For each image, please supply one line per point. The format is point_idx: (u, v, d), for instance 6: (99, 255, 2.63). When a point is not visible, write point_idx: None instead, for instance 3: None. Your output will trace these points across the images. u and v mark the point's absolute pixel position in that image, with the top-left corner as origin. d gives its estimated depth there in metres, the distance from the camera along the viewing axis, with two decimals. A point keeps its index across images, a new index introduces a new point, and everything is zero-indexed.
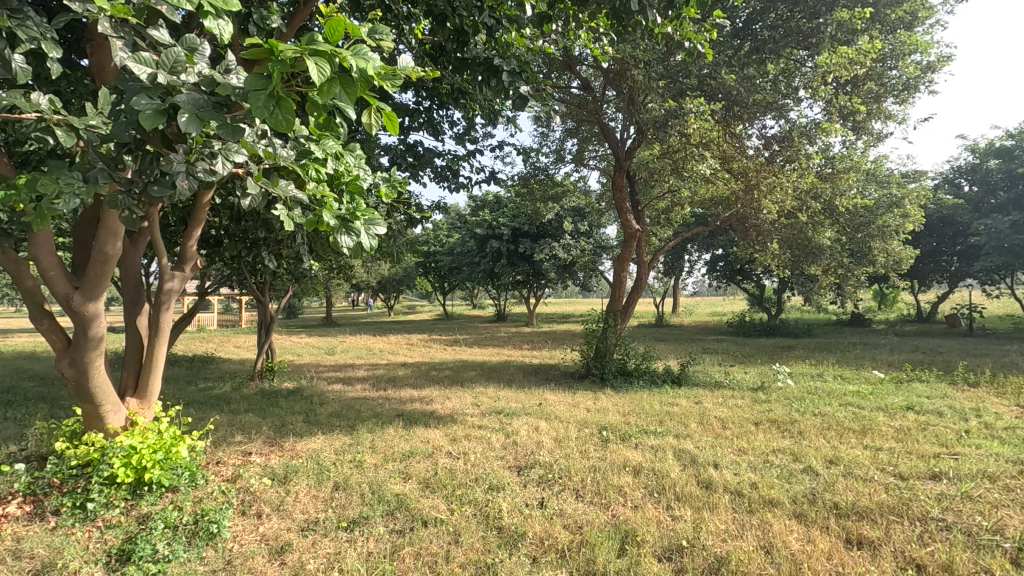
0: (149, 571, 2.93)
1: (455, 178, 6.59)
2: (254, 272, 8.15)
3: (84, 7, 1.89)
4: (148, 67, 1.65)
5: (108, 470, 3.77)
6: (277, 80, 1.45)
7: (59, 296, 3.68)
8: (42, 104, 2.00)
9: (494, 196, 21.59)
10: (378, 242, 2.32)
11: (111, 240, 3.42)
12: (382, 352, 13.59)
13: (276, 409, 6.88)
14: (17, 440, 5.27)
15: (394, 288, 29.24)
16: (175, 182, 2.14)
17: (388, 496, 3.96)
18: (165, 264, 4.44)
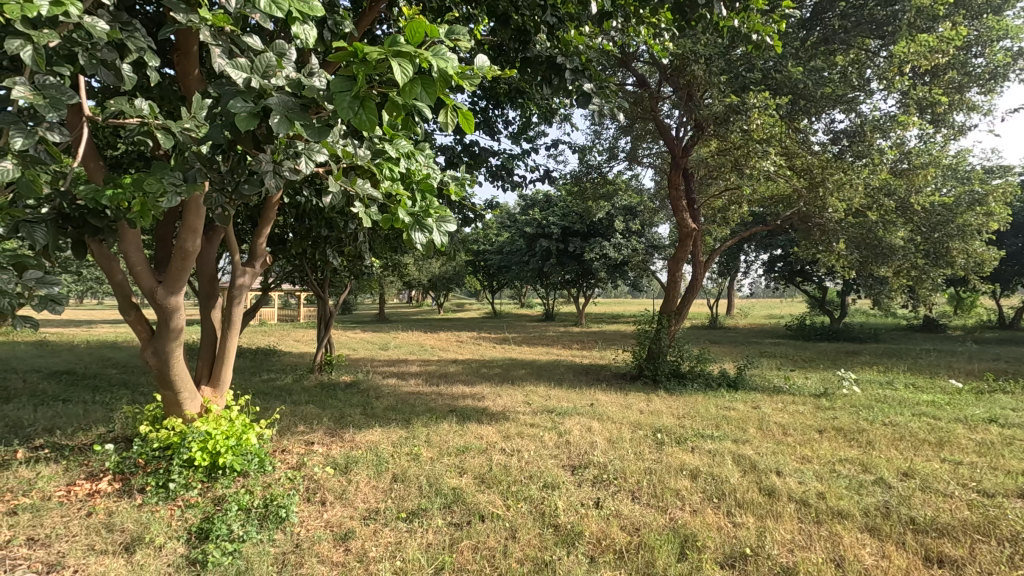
0: (227, 550, 3.11)
1: (510, 177, 6.62)
2: (315, 268, 8.47)
3: (188, 18, 2.05)
4: (244, 72, 1.75)
5: (187, 453, 4.03)
6: (362, 81, 1.52)
7: (144, 290, 3.95)
8: (143, 110, 2.17)
9: (544, 194, 21.56)
10: (450, 239, 2.36)
11: (190, 237, 3.65)
12: (434, 349, 13.85)
13: (335, 401, 7.12)
14: (104, 422, 5.69)
15: (444, 287, 29.71)
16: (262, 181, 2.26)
17: (445, 489, 4.04)
18: (237, 260, 4.70)
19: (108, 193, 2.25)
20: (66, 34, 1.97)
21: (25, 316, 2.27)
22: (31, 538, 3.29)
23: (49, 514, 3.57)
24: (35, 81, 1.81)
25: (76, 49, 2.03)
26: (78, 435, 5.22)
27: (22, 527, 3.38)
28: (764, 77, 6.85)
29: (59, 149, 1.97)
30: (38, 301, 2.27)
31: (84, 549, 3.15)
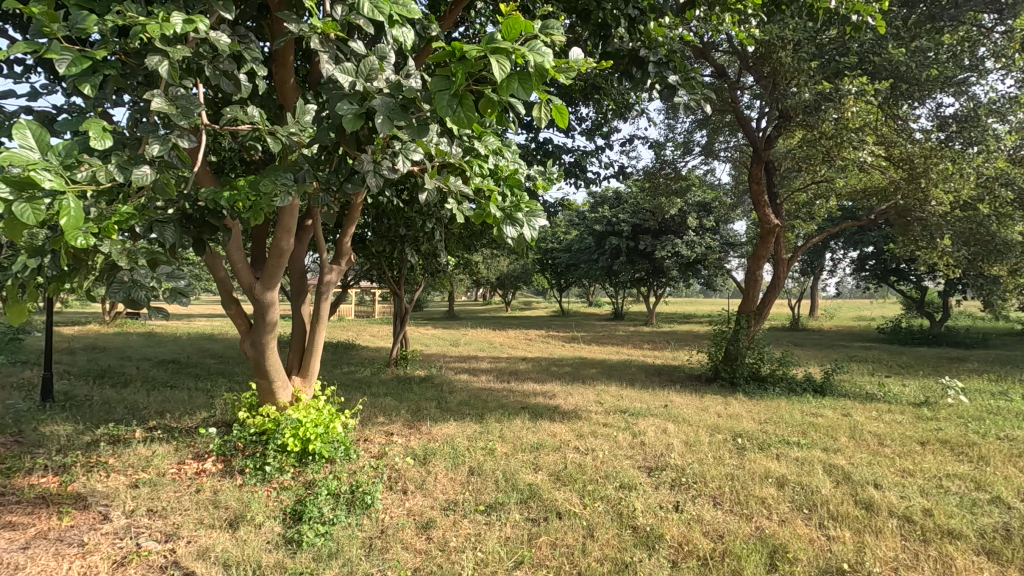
0: (320, 531, 3.30)
1: (583, 174, 6.56)
2: (392, 266, 8.78)
3: (300, 28, 2.22)
4: (351, 76, 1.85)
5: (281, 439, 4.29)
6: (461, 80, 1.56)
7: (244, 285, 4.26)
8: (254, 116, 2.39)
9: (614, 191, 21.20)
10: (540, 233, 2.40)
11: (285, 237, 3.90)
12: (502, 346, 13.97)
13: (411, 394, 7.36)
14: (206, 408, 6.18)
15: (512, 284, 29.94)
16: (364, 180, 2.42)
17: (521, 484, 4.07)
18: (324, 259, 4.98)
19: (227, 193, 2.45)
20: (194, 49, 2.17)
21: (158, 307, 2.49)
22: (150, 509, 3.65)
23: (164, 488, 3.94)
24: (170, 93, 2.04)
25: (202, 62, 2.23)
26: (185, 418, 5.71)
27: (143, 499, 3.76)
28: (859, 61, 6.39)
29: (187, 154, 2.17)
30: (168, 295, 2.45)
31: (196, 522, 3.44)
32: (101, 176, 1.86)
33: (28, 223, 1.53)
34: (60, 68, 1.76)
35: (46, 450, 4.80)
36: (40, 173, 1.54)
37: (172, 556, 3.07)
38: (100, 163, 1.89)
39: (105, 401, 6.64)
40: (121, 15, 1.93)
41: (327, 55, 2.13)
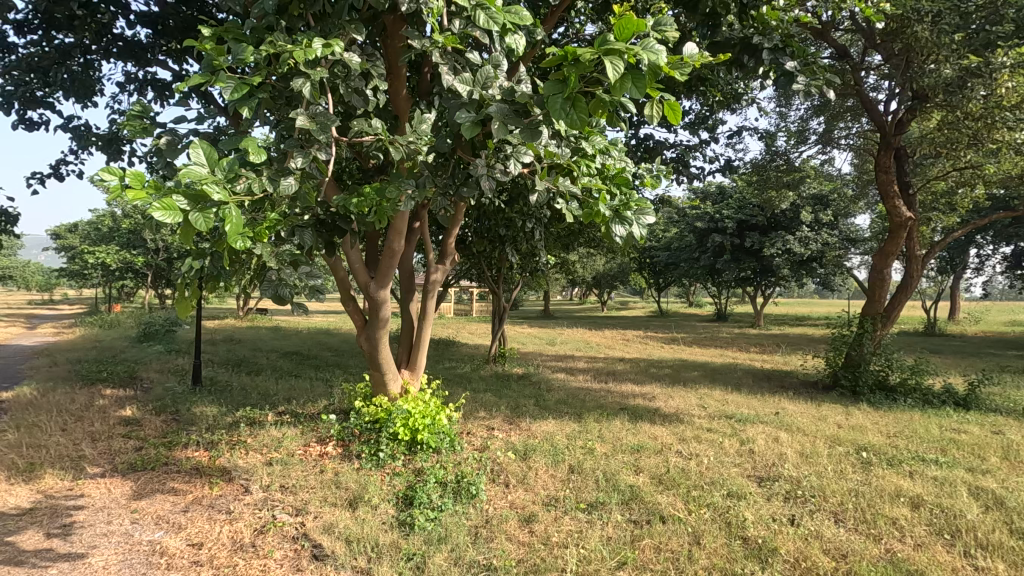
0: (430, 516, 3.49)
1: (687, 169, 6.34)
2: (492, 266, 9.03)
3: (421, 42, 2.42)
4: (468, 85, 1.97)
5: (392, 427, 4.59)
6: (574, 84, 1.61)
7: (361, 284, 4.61)
8: (378, 128, 2.61)
9: (717, 186, 20.19)
10: (649, 231, 2.43)
11: (396, 239, 4.19)
12: (599, 346, 13.82)
13: (510, 391, 7.52)
14: (325, 396, 6.74)
15: (608, 283, 29.50)
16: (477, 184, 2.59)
17: (623, 485, 4.03)
18: (431, 259, 5.25)
19: (356, 200, 2.67)
20: (330, 71, 2.43)
21: (300, 303, 2.78)
22: (283, 485, 4.06)
23: (294, 467, 4.36)
24: (310, 111, 2.30)
25: (336, 82, 2.49)
26: (308, 405, 6.27)
27: (277, 475, 4.19)
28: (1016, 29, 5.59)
29: (323, 165, 2.42)
30: (308, 291, 2.72)
31: (321, 499, 3.78)
32: (257, 186, 2.12)
33: (201, 230, 1.79)
34: (225, 94, 2.03)
35: (198, 427, 5.50)
36: (209, 187, 1.80)
37: (302, 528, 3.39)
38: (254, 176, 2.15)
39: (242, 387, 7.47)
40: (271, 45, 2.19)
41: (446, 67, 2.31)
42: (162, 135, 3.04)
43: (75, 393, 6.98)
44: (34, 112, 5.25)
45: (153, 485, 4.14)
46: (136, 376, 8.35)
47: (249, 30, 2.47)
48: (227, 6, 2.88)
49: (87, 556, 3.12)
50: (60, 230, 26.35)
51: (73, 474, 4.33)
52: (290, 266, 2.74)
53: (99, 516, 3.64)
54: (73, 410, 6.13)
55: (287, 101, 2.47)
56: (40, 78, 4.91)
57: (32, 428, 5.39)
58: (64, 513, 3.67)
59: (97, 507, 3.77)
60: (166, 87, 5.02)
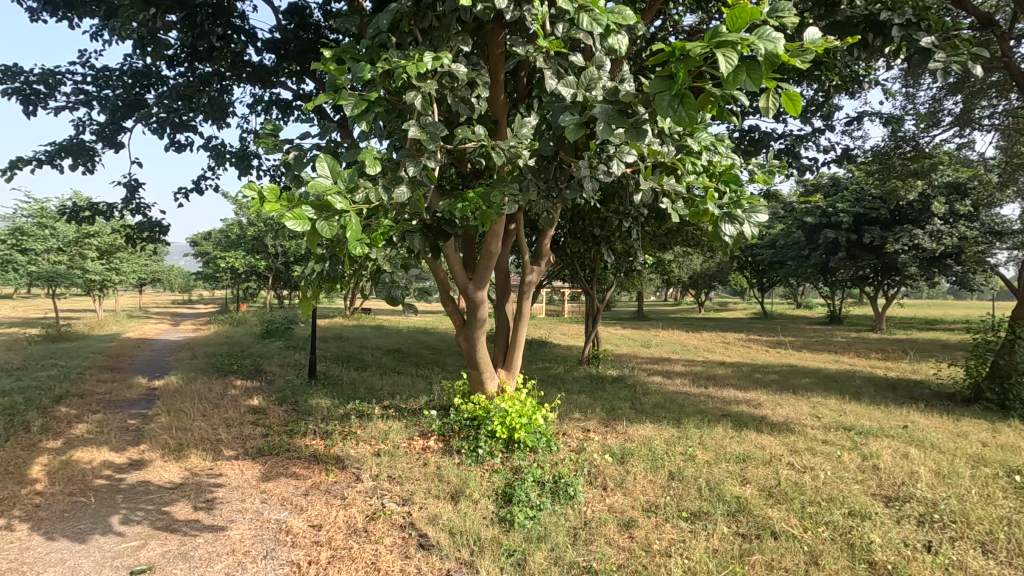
0: (529, 514, 3.53)
1: (798, 160, 5.91)
2: (585, 266, 8.97)
3: (525, 49, 2.52)
4: (572, 88, 2.00)
5: (490, 425, 4.72)
6: (682, 79, 1.56)
7: (459, 285, 4.76)
8: (481, 135, 2.71)
9: (831, 177, 18.61)
10: (762, 229, 2.34)
11: (494, 240, 4.29)
12: (698, 349, 13.23)
13: (604, 393, 7.42)
14: (426, 392, 7.05)
15: (706, 283, 28.18)
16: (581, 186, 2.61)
17: (728, 496, 3.83)
18: (527, 259, 5.31)
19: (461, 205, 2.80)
20: (438, 82, 2.56)
21: (411, 304, 2.94)
22: (390, 475, 4.30)
23: (400, 459, 4.60)
24: (421, 122, 2.43)
25: (444, 92, 2.61)
26: (411, 400, 6.59)
27: (385, 466, 4.45)
28: None
29: (433, 172, 2.55)
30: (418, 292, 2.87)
31: (425, 491, 3.95)
32: (373, 196, 2.27)
33: (327, 236, 1.94)
34: (347, 111, 2.19)
35: (314, 418, 5.98)
36: (334, 196, 1.96)
37: (409, 517, 3.58)
38: (371, 186, 2.30)
39: (351, 382, 8.00)
40: (386, 61, 2.35)
41: (548, 72, 2.41)
42: (291, 151, 3.35)
43: (212, 383, 7.84)
44: (181, 135, 5.97)
45: (278, 468, 4.56)
46: (261, 369, 9.23)
47: (365, 49, 2.66)
48: (344, 29, 3.13)
49: (227, 529, 3.51)
50: (197, 238, 29.75)
51: (213, 455, 4.87)
52: (403, 269, 2.90)
53: (235, 494, 4.07)
54: (211, 398, 6.91)
55: (399, 114, 2.62)
56: (186, 105, 5.59)
57: (180, 413, 6.14)
58: (207, 489, 4.15)
59: (233, 486, 4.22)
60: (288, 106, 5.51)
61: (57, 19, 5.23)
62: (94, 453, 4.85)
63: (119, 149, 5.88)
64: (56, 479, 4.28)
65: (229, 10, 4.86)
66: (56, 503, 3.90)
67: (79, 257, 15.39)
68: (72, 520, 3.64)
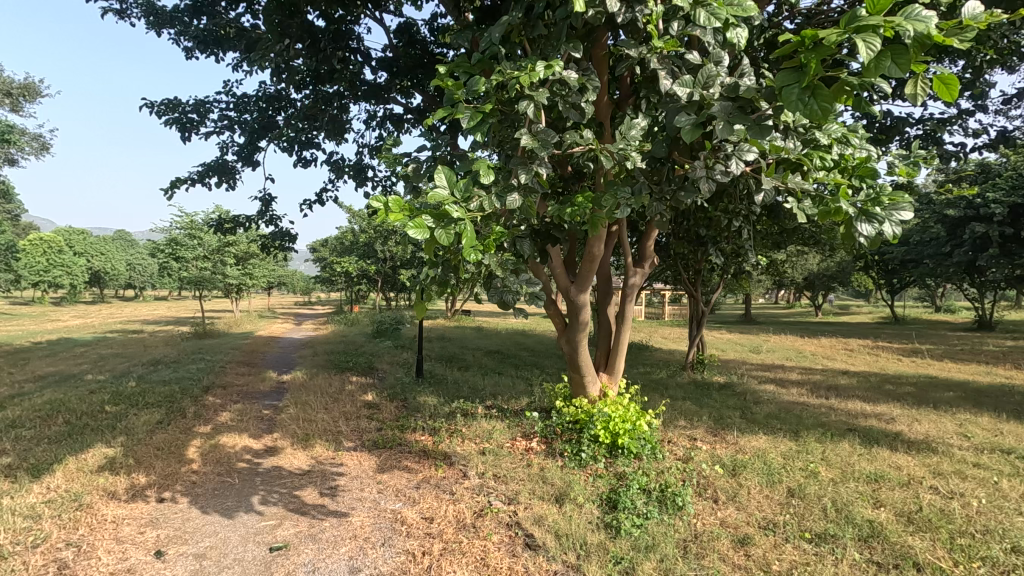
0: (635, 522, 3.46)
1: (941, 147, 5.28)
2: (690, 267, 8.63)
3: (638, 51, 2.62)
4: (688, 88, 2.05)
5: (594, 429, 4.69)
6: (814, 71, 1.47)
7: (562, 288, 4.79)
8: (590, 139, 2.73)
9: (979, 164, 16.35)
10: (906, 229, 2.11)
11: (596, 243, 4.27)
12: (816, 356, 12.19)
13: (711, 401, 7.09)
14: (527, 394, 7.15)
15: (824, 284, 25.92)
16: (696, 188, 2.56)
17: (859, 519, 3.49)
18: (630, 261, 5.21)
19: (570, 210, 2.83)
20: (549, 90, 2.60)
21: (520, 308, 2.99)
22: (496, 474, 4.40)
23: (504, 458, 4.70)
24: (532, 131, 2.49)
25: (555, 99, 2.65)
26: (512, 401, 6.71)
27: (490, 464, 4.57)
28: None
29: (544, 178, 2.60)
30: (528, 296, 2.93)
31: (530, 492, 4.01)
32: (487, 204, 2.36)
33: (445, 244, 2.04)
34: (463, 124, 2.29)
35: (423, 414, 6.29)
36: (450, 205, 2.05)
37: (515, 516, 3.65)
38: (485, 194, 2.39)
39: (454, 381, 8.31)
40: (499, 74, 2.43)
41: (663, 73, 2.47)
42: (409, 164, 3.57)
43: (331, 379, 8.51)
44: (307, 152, 6.56)
45: (392, 461, 4.85)
46: (373, 367, 9.85)
47: (478, 62, 2.76)
48: (456, 45, 3.28)
49: (349, 515, 3.79)
50: (315, 245, 32.40)
51: (334, 446, 5.29)
52: (513, 275, 2.98)
53: (355, 483, 4.39)
54: (332, 393, 7.50)
55: (510, 124, 2.70)
56: (312, 125, 6.14)
57: (305, 405, 6.73)
58: (331, 477, 4.51)
59: (353, 475, 4.55)
60: (400, 120, 5.86)
61: (208, 55, 5.96)
62: (236, 439, 5.46)
63: (256, 167, 6.58)
64: (208, 460, 4.87)
65: (348, 34, 5.27)
66: (208, 481, 4.43)
67: (221, 263, 17.35)
68: (221, 497, 4.12)
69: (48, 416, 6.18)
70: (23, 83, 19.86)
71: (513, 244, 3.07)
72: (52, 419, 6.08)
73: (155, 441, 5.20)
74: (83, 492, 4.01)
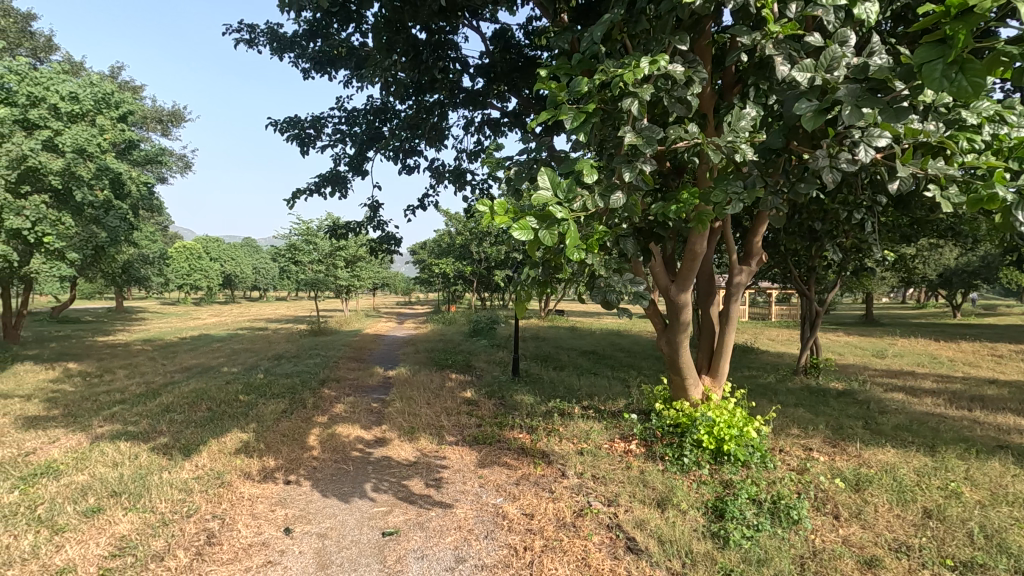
0: (745, 533, 3.28)
1: None
2: (802, 265, 8.02)
3: (751, 37, 2.52)
4: (809, 72, 2.00)
5: (697, 434, 4.52)
6: (962, 43, 1.31)
7: (662, 287, 4.67)
8: (696, 132, 2.67)
9: None
10: None
11: (699, 241, 4.11)
12: (956, 362, 10.81)
13: (828, 408, 6.54)
14: (624, 395, 7.01)
15: (964, 282, 22.93)
16: (818, 178, 2.44)
17: (1016, 549, 3.06)
18: (734, 259, 4.95)
19: (675, 207, 2.77)
20: (654, 86, 2.57)
21: (625, 308, 2.95)
22: (594, 475, 4.37)
23: (603, 459, 4.66)
24: (636, 128, 2.48)
25: (659, 94, 2.61)
26: (609, 402, 6.62)
27: (588, 464, 4.55)
28: None
29: (648, 175, 2.56)
30: (632, 296, 2.90)
31: (630, 495, 3.94)
32: (592, 204, 2.38)
33: (549, 244, 2.07)
34: (567, 125, 2.33)
35: (521, 413, 6.39)
36: (555, 206, 2.08)
37: (616, 518, 3.60)
38: (588, 194, 2.42)
39: (550, 380, 8.35)
40: (602, 72, 2.43)
41: (780, 57, 2.36)
42: (510, 166, 3.65)
43: (433, 376, 8.89)
44: (411, 160, 6.91)
45: (492, 457, 4.98)
46: (471, 365, 10.16)
47: (579, 64, 2.78)
48: (556, 47, 3.31)
49: (454, 507, 3.95)
50: (415, 248, 33.95)
51: (437, 440, 5.52)
52: (616, 274, 2.96)
53: (458, 476, 4.56)
54: (434, 389, 7.84)
55: (613, 122, 2.69)
56: (415, 134, 6.46)
57: (410, 400, 7.09)
58: (435, 469, 4.72)
59: (456, 469, 4.73)
60: (498, 124, 6.00)
61: (323, 75, 6.47)
62: (350, 429, 5.88)
63: (364, 175, 7.03)
64: (326, 447, 5.30)
65: (448, 44, 5.46)
66: (327, 467, 4.82)
67: (332, 266, 18.71)
68: (338, 483, 4.46)
69: (194, 403, 7.02)
70: (171, 111, 22.68)
71: (615, 243, 3.07)
72: (197, 405, 6.90)
73: (281, 428, 5.73)
74: (224, 471, 4.52)
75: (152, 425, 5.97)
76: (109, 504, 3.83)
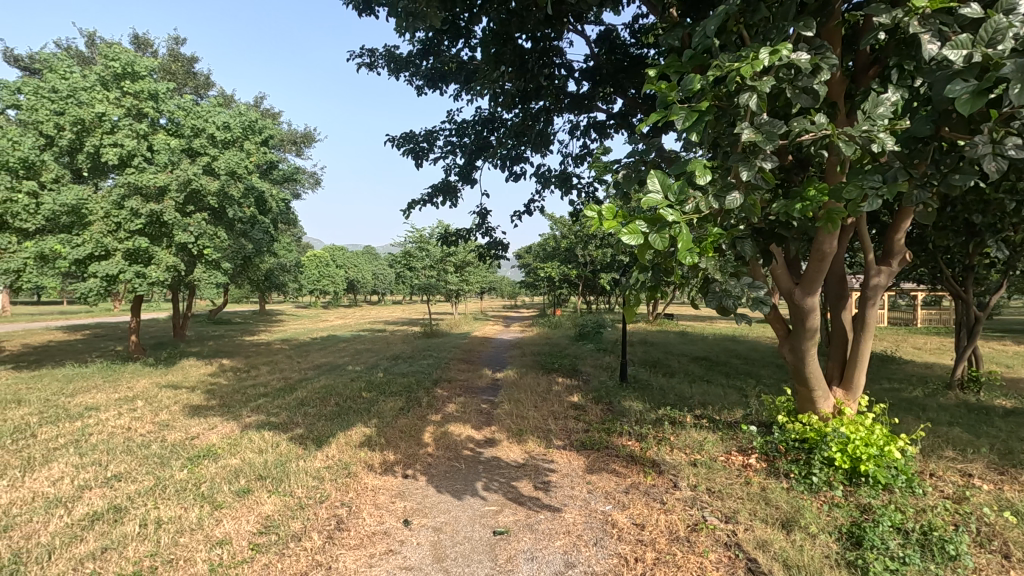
0: (888, 566, 2.94)
1: None
2: (956, 263, 7.03)
3: (893, 16, 2.30)
4: (965, 49, 1.79)
5: (828, 451, 4.15)
6: None
7: (784, 290, 4.34)
8: (824, 122, 2.47)
9: None
10: None
11: (828, 241, 3.77)
12: None
13: (994, 429, 5.65)
14: (742, 405, 6.59)
15: None
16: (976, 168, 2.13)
17: None
18: (870, 258, 4.46)
19: (799, 205, 2.59)
20: (775, 77, 2.42)
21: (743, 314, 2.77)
22: (709, 488, 4.15)
23: (718, 472, 4.41)
24: (754, 123, 2.34)
25: (782, 85, 2.45)
26: (725, 412, 6.25)
27: (702, 477, 4.34)
28: None
29: (769, 172, 2.40)
30: (751, 301, 2.72)
31: (751, 512, 3.69)
32: (705, 206, 2.29)
33: (659, 248, 2.02)
34: (678, 126, 2.26)
35: (629, 419, 6.25)
36: (665, 210, 2.03)
37: (734, 536, 3.39)
38: (701, 196, 2.33)
39: (660, 387, 8.07)
40: (717, 68, 2.32)
41: (928, 34, 2.13)
42: (618, 169, 3.60)
43: (540, 379, 8.97)
44: (518, 167, 7.05)
45: (601, 463, 4.92)
46: (578, 369, 10.12)
47: (691, 61, 2.68)
48: (666, 44, 3.22)
49: (562, 511, 3.96)
50: (521, 252, 34.53)
51: (545, 443, 5.56)
52: (733, 278, 2.81)
53: (567, 480, 4.57)
54: (541, 392, 7.91)
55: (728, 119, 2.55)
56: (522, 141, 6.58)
57: (518, 402, 7.21)
58: (543, 472, 4.76)
59: (564, 473, 4.74)
60: (604, 126, 5.94)
61: (435, 90, 6.82)
62: (462, 428, 6.10)
63: (473, 184, 7.30)
64: (440, 445, 5.55)
65: (554, 51, 5.51)
66: (440, 464, 5.05)
67: (443, 271, 19.59)
68: (452, 480, 4.66)
69: (324, 398, 7.70)
70: (304, 133, 25.08)
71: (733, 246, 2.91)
72: (326, 400, 7.57)
73: (399, 425, 6.10)
74: (351, 462, 4.91)
75: (290, 417, 6.65)
76: (256, 487, 4.32)
